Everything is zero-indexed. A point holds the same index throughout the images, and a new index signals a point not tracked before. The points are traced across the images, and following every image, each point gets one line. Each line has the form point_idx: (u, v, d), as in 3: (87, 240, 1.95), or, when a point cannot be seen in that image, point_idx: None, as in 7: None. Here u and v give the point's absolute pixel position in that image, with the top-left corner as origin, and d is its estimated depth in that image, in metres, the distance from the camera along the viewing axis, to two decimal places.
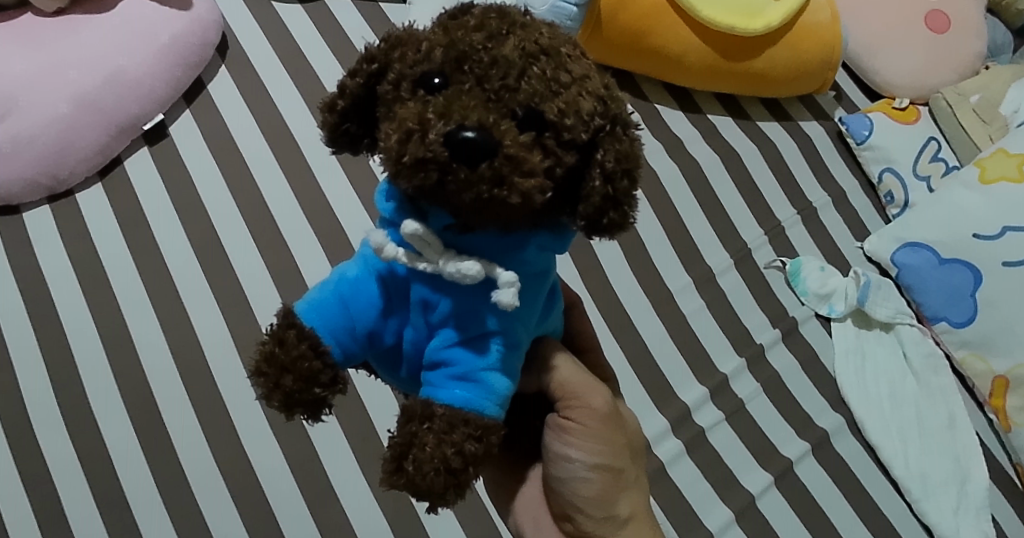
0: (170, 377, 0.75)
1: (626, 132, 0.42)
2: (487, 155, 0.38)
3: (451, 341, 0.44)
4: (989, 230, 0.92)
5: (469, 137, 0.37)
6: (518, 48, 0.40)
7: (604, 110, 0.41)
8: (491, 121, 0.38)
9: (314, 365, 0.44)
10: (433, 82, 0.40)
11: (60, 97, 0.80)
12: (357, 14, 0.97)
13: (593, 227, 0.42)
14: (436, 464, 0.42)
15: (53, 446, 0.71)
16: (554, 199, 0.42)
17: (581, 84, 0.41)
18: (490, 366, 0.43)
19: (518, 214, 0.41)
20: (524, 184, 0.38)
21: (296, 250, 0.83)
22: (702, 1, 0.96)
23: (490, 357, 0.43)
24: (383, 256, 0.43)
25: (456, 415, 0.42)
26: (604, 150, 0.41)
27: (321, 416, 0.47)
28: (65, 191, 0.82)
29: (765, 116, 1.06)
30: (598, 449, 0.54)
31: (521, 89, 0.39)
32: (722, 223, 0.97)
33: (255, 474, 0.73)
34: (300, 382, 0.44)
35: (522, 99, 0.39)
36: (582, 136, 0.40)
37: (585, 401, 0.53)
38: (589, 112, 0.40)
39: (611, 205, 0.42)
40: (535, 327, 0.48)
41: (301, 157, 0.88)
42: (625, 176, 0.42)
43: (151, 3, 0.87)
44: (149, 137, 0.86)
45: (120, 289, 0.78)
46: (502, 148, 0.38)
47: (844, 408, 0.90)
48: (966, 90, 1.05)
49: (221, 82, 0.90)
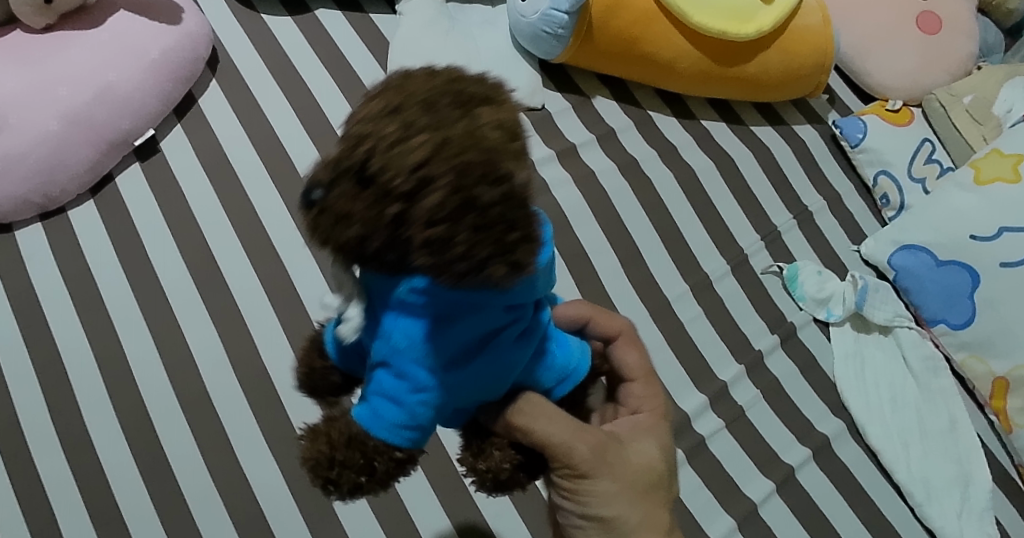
0: (164, 394, 0.75)
1: (471, 192, 0.37)
2: (321, 217, 0.39)
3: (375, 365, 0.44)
4: (986, 232, 0.91)
5: (311, 199, 0.39)
6: (382, 106, 0.39)
7: (448, 166, 0.37)
8: (330, 182, 0.39)
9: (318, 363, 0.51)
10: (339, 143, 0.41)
11: (50, 114, 0.80)
12: (346, 26, 0.97)
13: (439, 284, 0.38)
14: (350, 462, 0.43)
15: (47, 467, 0.70)
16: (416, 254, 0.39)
17: (427, 138, 0.37)
18: (410, 393, 0.43)
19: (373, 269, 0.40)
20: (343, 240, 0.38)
21: (290, 263, 0.83)
22: (693, 5, 0.94)
23: (394, 387, 0.43)
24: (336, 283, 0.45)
25: (349, 425, 0.44)
26: (438, 208, 0.37)
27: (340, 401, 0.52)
28: (57, 209, 0.81)
29: (758, 120, 1.06)
30: (613, 489, 0.54)
31: (362, 147, 0.38)
32: (718, 228, 0.96)
33: (252, 491, 0.72)
34: (309, 366, 0.51)
35: (361, 156, 0.38)
36: (408, 191, 0.37)
37: (543, 426, 0.49)
38: (416, 168, 0.37)
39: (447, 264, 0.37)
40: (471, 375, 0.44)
41: (292, 169, 0.87)
42: (460, 236, 0.37)
43: (140, 18, 0.86)
44: (141, 153, 0.86)
45: (113, 306, 0.78)
46: (331, 208, 0.38)
47: (844, 413, 0.90)
48: (959, 91, 1.05)
49: (211, 96, 0.90)
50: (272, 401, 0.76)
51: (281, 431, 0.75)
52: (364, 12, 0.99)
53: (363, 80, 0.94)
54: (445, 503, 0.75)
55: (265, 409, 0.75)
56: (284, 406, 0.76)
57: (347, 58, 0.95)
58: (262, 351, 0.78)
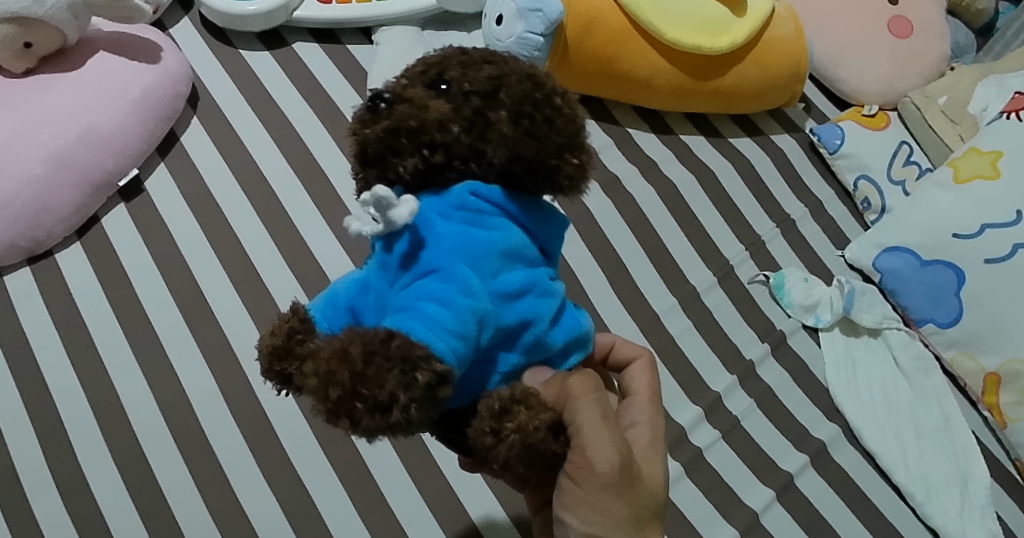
0: (160, 433, 0.75)
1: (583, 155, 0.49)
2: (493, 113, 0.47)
3: (428, 296, 0.45)
4: (968, 230, 0.92)
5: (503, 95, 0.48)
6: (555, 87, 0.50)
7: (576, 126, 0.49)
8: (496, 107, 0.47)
9: (294, 324, 0.49)
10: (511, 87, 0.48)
11: (33, 158, 0.80)
12: (324, 57, 0.98)
13: (559, 188, 0.49)
14: (320, 375, 0.43)
15: (44, 512, 0.70)
16: (525, 168, 0.48)
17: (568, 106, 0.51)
18: (436, 287, 0.45)
19: (528, 164, 0.48)
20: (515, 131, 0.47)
21: (278, 297, 0.83)
22: (666, 22, 0.95)
23: (486, 301, 0.46)
24: (389, 215, 0.45)
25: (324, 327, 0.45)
26: (570, 152, 0.48)
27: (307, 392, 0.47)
28: (44, 252, 0.82)
29: (736, 132, 1.07)
30: (592, 519, 0.53)
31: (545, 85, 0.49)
32: (702, 241, 0.97)
33: (250, 523, 0.72)
34: (309, 337, 0.47)
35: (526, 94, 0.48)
36: (567, 146, 0.48)
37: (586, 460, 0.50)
38: (571, 126, 0.49)
39: (566, 176, 0.48)
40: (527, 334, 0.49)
41: (277, 202, 0.88)
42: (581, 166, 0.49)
43: (120, 58, 0.87)
44: (125, 193, 0.86)
45: (105, 349, 0.78)
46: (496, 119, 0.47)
47: (839, 418, 0.90)
48: (933, 92, 1.07)
49: (193, 133, 0.91)
50: (268, 434, 0.76)
51: (278, 465, 0.75)
52: (340, 43, 1.00)
53: (342, 109, 0.94)
54: (444, 526, 0.75)
55: (260, 444, 0.76)
56: (280, 439, 0.76)
57: (325, 88, 0.96)
58: (254, 384, 0.78)
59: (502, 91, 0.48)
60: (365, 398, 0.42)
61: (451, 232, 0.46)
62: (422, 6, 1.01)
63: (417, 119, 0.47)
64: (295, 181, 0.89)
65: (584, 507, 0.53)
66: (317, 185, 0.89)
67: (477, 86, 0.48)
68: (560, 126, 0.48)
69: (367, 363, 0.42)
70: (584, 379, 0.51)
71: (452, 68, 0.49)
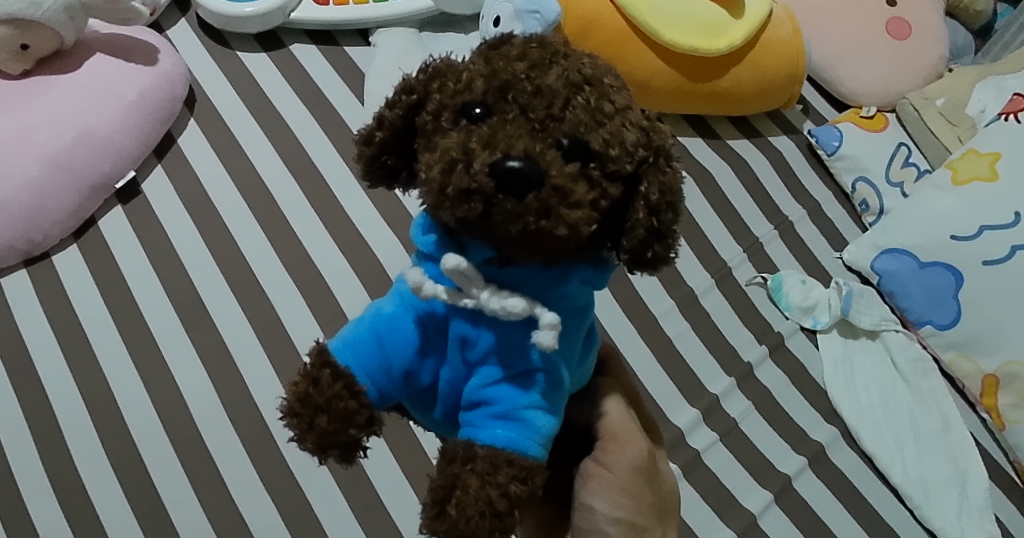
0: (157, 437, 0.74)
1: (668, 164, 0.43)
2: (533, 187, 0.39)
3: (495, 379, 0.43)
4: (966, 231, 0.92)
5: (515, 166, 0.38)
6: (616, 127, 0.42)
7: (647, 141, 0.43)
8: (537, 150, 0.39)
9: (350, 404, 0.42)
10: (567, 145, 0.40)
11: (30, 160, 0.79)
12: (321, 58, 0.98)
13: (637, 260, 0.44)
14: (481, 507, 0.41)
15: (41, 515, 0.70)
16: (598, 231, 0.44)
17: (624, 116, 0.43)
18: (530, 405, 0.43)
19: (563, 245, 0.41)
20: (572, 214, 0.39)
21: (275, 300, 0.82)
22: (664, 24, 0.95)
23: (533, 394, 0.43)
24: (422, 294, 0.43)
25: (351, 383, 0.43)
26: (647, 183, 0.42)
27: (355, 458, 0.45)
28: (41, 254, 0.82)
29: (734, 133, 1.07)
30: (621, 502, 0.55)
31: (565, 119, 0.41)
32: (700, 243, 0.97)
33: (247, 526, 0.72)
34: (334, 423, 0.42)
35: (567, 129, 0.40)
36: (627, 167, 0.42)
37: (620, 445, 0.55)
38: (633, 144, 0.42)
39: (655, 238, 0.43)
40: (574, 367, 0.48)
41: (274, 204, 0.87)
42: (669, 208, 0.43)
43: (117, 60, 0.87)
44: (122, 195, 0.86)
45: (101, 352, 0.78)
46: (548, 178, 0.39)
47: (838, 420, 0.90)
48: (931, 94, 1.06)
49: (190, 135, 0.91)
50: (265, 437, 0.76)
51: (274, 469, 0.75)
52: (338, 45, 1.00)
53: (339, 110, 0.94)
54: None
55: (257, 447, 0.75)
56: (277, 443, 0.76)
57: (323, 90, 0.96)
58: (251, 387, 0.78)
59: (596, 177, 0.41)
60: (505, 523, 0.41)
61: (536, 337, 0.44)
62: (419, 8, 1.01)
63: (481, 214, 0.39)
64: (292, 183, 0.89)
65: (615, 490, 0.54)
66: (314, 187, 0.89)
67: (573, 177, 0.40)
68: (659, 207, 0.43)
69: (522, 484, 0.42)
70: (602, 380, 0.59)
71: (530, 144, 0.39)
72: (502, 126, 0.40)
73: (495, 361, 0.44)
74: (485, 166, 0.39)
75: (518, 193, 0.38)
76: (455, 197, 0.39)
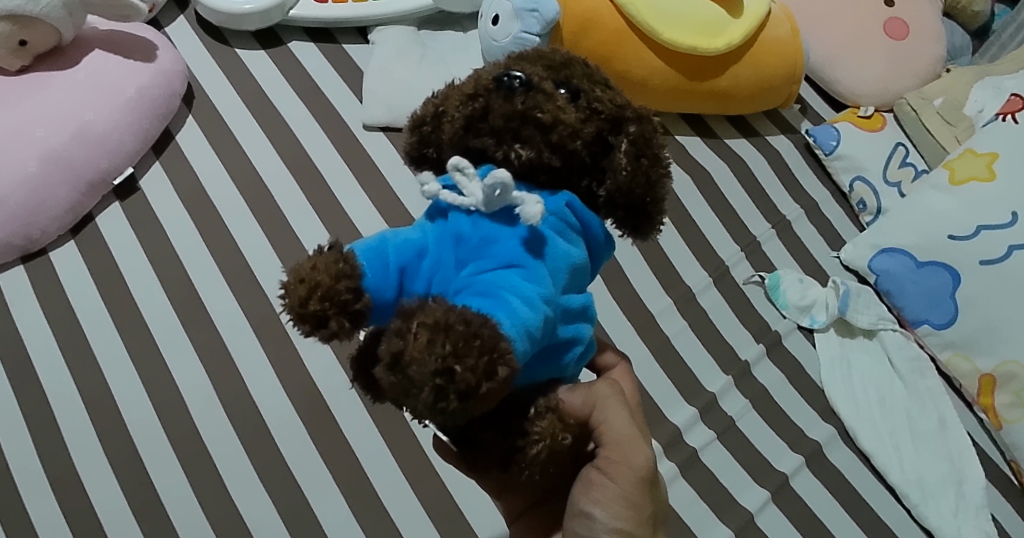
0: (155, 433, 0.74)
1: (653, 125, 0.51)
2: (524, 88, 0.48)
3: (486, 269, 0.45)
4: (963, 231, 0.92)
5: (514, 75, 0.48)
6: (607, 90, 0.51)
7: (635, 107, 0.51)
8: (535, 75, 0.49)
9: (346, 267, 0.44)
10: (563, 87, 0.49)
11: (28, 156, 0.79)
12: (320, 56, 0.98)
13: (620, 187, 0.49)
14: (450, 341, 0.40)
15: (38, 511, 0.70)
16: (585, 163, 0.50)
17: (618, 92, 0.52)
18: (516, 289, 0.44)
19: (546, 147, 0.48)
20: (551, 111, 0.48)
21: (273, 297, 0.82)
22: (662, 23, 0.95)
23: (519, 283, 0.45)
24: (427, 195, 0.48)
25: (352, 257, 0.45)
26: (629, 126, 0.50)
27: (329, 336, 0.44)
28: (39, 250, 0.81)
29: (732, 133, 1.07)
30: (621, 512, 0.55)
31: (567, 72, 0.50)
32: (698, 241, 0.97)
33: (244, 522, 0.72)
34: (327, 278, 0.43)
35: (565, 76, 0.50)
36: (611, 109, 0.50)
37: (624, 457, 0.54)
38: (618, 100, 0.51)
39: (634, 161, 0.49)
40: (563, 310, 0.49)
41: (272, 201, 0.87)
42: (647, 146, 0.49)
43: (115, 57, 0.87)
44: (120, 192, 0.86)
45: (99, 348, 0.78)
46: (537, 87, 0.48)
47: (835, 419, 0.90)
48: (929, 94, 1.07)
49: (189, 132, 0.91)
50: (263, 434, 0.76)
51: (272, 465, 0.75)
52: (336, 43, 1.00)
53: (337, 108, 0.94)
54: (438, 525, 0.75)
55: (255, 443, 0.75)
56: (275, 439, 0.76)
57: (321, 88, 0.96)
58: (249, 384, 0.78)
59: (585, 108, 0.49)
60: (460, 365, 0.40)
61: (520, 227, 0.47)
62: (417, 6, 1.01)
63: (483, 111, 0.48)
64: (290, 180, 0.89)
65: (616, 502, 0.55)
66: (312, 184, 0.89)
67: (562, 99, 0.49)
68: (641, 146, 0.49)
69: (488, 332, 0.41)
70: (597, 378, 0.57)
71: (533, 73, 0.49)
72: (513, 65, 0.50)
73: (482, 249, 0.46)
74: (491, 79, 0.49)
75: (514, 90, 0.48)
76: (465, 102, 0.49)
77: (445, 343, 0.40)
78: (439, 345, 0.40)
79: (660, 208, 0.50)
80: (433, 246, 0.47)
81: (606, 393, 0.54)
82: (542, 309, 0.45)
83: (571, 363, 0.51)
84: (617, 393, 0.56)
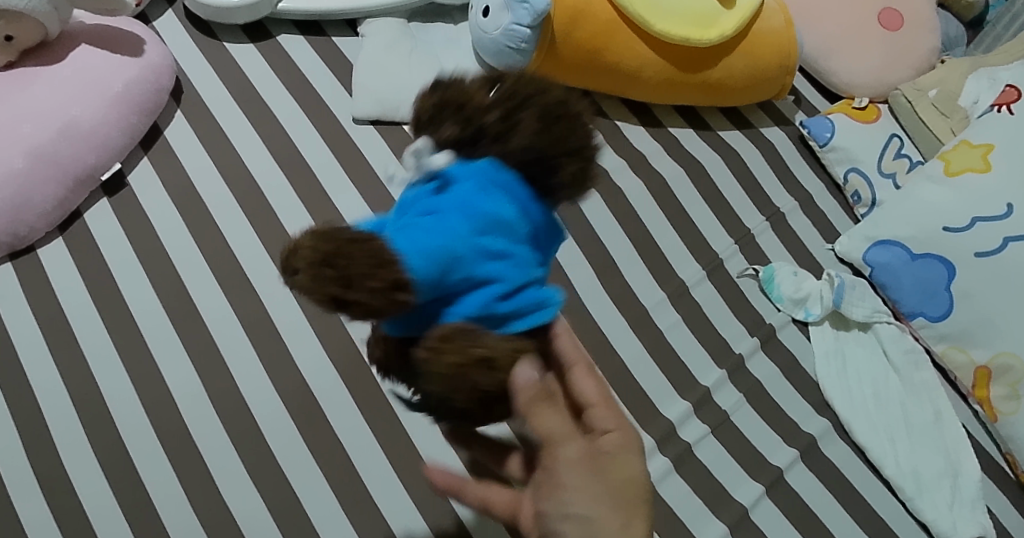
0: (144, 431, 0.74)
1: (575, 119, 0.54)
2: (454, 98, 0.54)
3: (421, 216, 0.51)
4: (959, 223, 0.92)
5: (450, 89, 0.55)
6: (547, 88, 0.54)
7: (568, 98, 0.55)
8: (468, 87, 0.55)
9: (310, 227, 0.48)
10: (494, 90, 0.54)
11: (15, 153, 0.78)
12: (309, 49, 0.98)
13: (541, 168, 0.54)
14: (363, 247, 0.46)
15: (27, 511, 0.70)
16: (522, 151, 0.53)
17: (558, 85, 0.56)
18: (438, 221, 0.50)
19: (476, 147, 0.54)
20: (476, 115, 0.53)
21: (262, 293, 0.82)
22: (655, 14, 0.95)
23: (447, 220, 0.50)
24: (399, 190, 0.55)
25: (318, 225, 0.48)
26: (546, 111, 0.53)
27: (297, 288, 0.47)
28: (26, 248, 0.81)
29: (725, 124, 1.07)
30: (595, 494, 0.50)
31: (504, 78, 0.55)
32: (691, 234, 0.97)
33: (235, 520, 0.71)
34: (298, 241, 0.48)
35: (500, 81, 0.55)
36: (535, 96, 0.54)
37: (603, 439, 0.52)
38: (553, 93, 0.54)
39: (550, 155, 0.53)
40: (513, 267, 0.52)
41: (262, 196, 0.87)
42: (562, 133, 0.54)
43: (102, 51, 0.86)
44: (108, 187, 0.86)
45: (88, 346, 0.77)
46: (466, 98, 0.54)
47: (829, 412, 0.90)
48: (924, 85, 1.06)
49: (177, 127, 0.90)
50: (254, 432, 0.75)
51: (263, 462, 0.74)
52: (326, 35, 0.99)
53: (327, 101, 0.94)
54: (431, 521, 0.75)
55: (245, 441, 0.75)
56: (266, 436, 0.75)
57: (311, 82, 0.95)
58: (239, 380, 0.77)
59: (510, 102, 0.53)
60: (434, 358, 0.49)
61: (446, 174, 0.53)
62: None
63: (432, 121, 0.55)
64: (280, 175, 0.88)
65: (593, 486, 0.51)
66: (302, 179, 0.88)
67: (489, 104, 0.54)
68: (557, 132, 0.53)
69: (456, 330, 0.49)
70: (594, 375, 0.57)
71: (470, 83, 0.55)
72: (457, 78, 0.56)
73: (456, 202, 0.51)
74: (435, 93, 0.56)
75: (450, 104, 0.54)
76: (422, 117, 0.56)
77: (364, 245, 0.46)
78: (418, 343, 0.50)
79: (576, 172, 0.55)
80: (420, 192, 0.53)
81: (593, 383, 0.55)
82: (466, 249, 0.50)
83: (522, 329, 0.53)
84: (611, 397, 0.55)
